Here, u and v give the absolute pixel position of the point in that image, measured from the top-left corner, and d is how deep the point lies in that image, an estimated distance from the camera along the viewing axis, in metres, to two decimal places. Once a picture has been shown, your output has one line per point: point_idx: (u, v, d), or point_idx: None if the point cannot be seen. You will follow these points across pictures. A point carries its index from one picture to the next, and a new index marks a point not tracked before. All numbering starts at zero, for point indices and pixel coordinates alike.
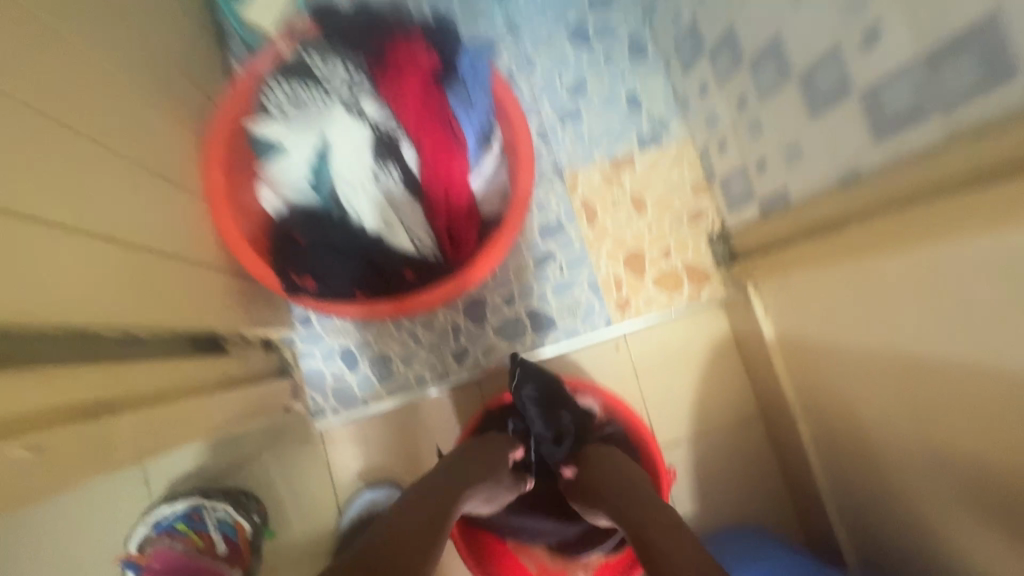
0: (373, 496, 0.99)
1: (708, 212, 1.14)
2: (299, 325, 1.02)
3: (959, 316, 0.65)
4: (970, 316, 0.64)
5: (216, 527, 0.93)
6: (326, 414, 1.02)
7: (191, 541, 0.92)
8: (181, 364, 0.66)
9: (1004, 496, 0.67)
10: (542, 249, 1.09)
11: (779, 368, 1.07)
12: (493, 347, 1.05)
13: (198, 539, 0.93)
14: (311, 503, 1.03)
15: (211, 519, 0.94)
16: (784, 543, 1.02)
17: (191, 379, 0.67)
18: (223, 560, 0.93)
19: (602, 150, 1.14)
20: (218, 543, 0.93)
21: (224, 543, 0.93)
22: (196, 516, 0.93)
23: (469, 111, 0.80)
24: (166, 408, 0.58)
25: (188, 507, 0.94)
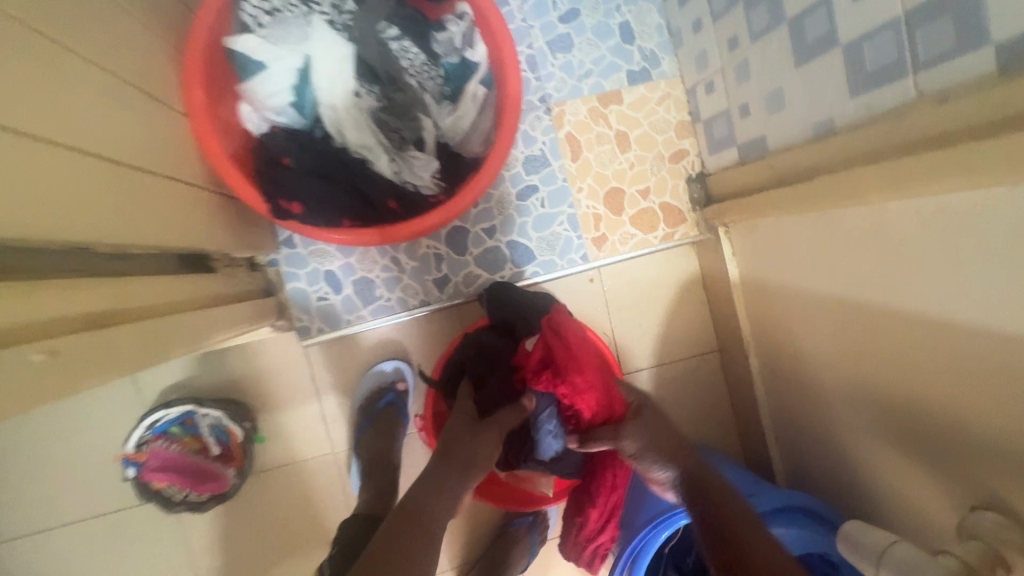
0: (381, 370, 1.10)
1: (689, 154, 1.16)
2: (283, 247, 1.04)
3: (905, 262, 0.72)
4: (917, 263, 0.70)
5: (206, 428, 1.00)
6: (311, 333, 1.08)
7: (187, 443, 0.99)
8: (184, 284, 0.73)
9: (911, 421, 0.79)
10: (525, 181, 1.11)
11: (739, 308, 1.16)
12: (473, 276, 1.09)
13: (193, 441, 1.00)
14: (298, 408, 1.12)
15: (204, 424, 1.00)
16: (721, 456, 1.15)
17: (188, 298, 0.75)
18: (217, 460, 1.01)
19: (591, 82, 1.13)
20: (212, 446, 1.00)
21: (217, 445, 1.01)
22: (188, 420, 1.00)
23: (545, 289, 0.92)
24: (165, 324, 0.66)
25: (178, 414, 0.99)
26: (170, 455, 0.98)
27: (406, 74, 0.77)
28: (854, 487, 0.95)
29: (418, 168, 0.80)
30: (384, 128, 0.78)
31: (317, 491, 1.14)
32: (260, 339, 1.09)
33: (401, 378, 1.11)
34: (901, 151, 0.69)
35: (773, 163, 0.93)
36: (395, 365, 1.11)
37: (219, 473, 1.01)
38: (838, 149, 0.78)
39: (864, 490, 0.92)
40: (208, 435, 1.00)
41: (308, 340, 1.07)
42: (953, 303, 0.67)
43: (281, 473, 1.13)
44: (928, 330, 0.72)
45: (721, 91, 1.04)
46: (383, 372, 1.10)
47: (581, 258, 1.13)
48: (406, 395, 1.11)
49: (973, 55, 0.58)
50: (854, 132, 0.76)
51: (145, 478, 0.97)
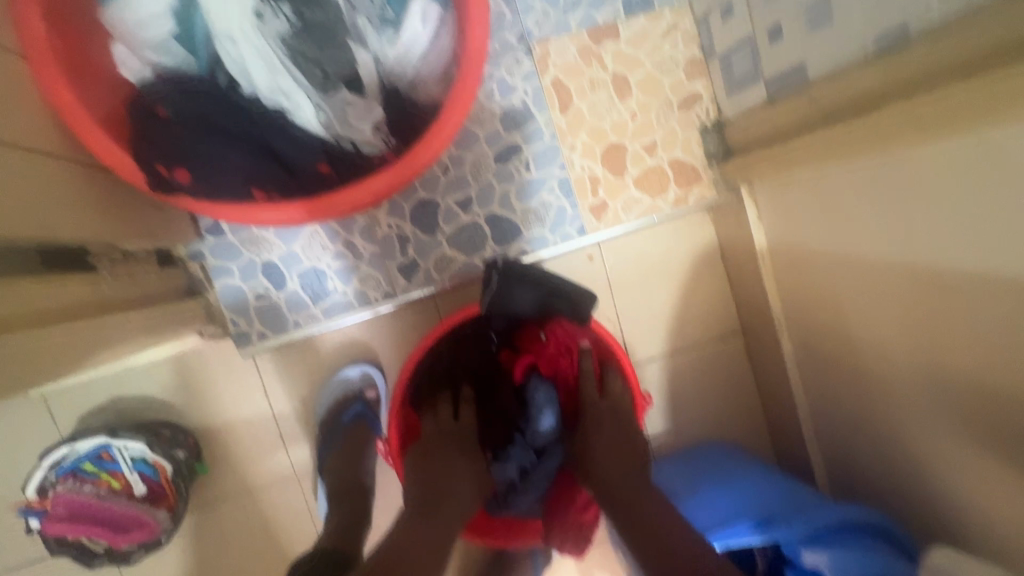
0: (346, 377, 0.90)
1: (702, 99, 0.96)
2: (208, 235, 0.84)
3: (1022, 213, 0.52)
4: None
5: (128, 466, 0.80)
6: (252, 340, 0.88)
7: (104, 483, 0.80)
8: (47, 288, 0.53)
9: (1007, 422, 0.61)
10: (504, 141, 0.90)
11: (768, 282, 0.96)
12: (447, 260, 0.90)
13: (112, 480, 0.81)
14: (245, 429, 0.93)
15: (124, 459, 0.81)
16: (753, 459, 0.97)
17: (58, 306, 0.54)
18: (144, 502, 0.82)
19: (580, 14, 0.92)
20: (137, 486, 0.81)
21: (142, 483, 0.82)
22: (104, 456, 0.80)
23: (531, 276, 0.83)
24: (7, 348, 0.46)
25: (90, 449, 0.80)
26: (83, 500, 0.79)
27: None
28: (924, 497, 0.77)
29: (354, 117, 0.61)
30: (300, 61, 0.58)
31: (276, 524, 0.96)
32: (192, 350, 0.89)
33: (371, 386, 0.91)
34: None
35: (817, 97, 0.73)
36: (364, 370, 0.91)
37: (149, 519, 0.82)
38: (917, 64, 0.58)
39: (940, 502, 0.75)
40: (131, 473, 0.81)
41: (249, 349, 0.87)
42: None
43: (231, 507, 0.94)
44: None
45: (742, 14, 0.84)
46: (349, 379, 0.91)
47: (577, 231, 0.93)
48: (379, 405, 0.93)
49: None
50: (942, 37, 0.56)
51: (51, 529, 0.78)
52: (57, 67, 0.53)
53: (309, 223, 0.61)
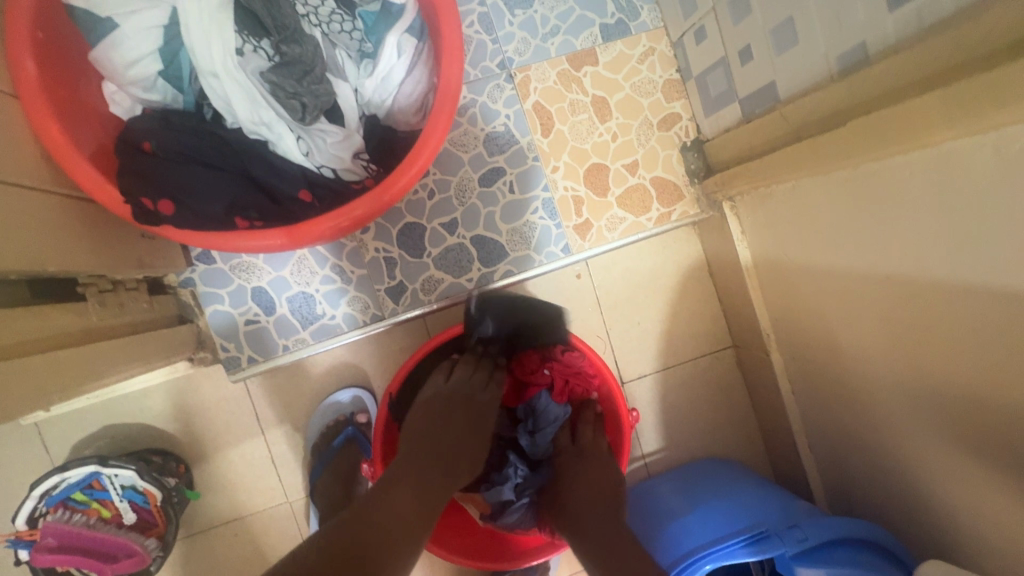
0: (337, 401, 0.91)
1: (681, 119, 0.98)
2: (198, 263, 0.86)
3: (986, 223, 0.53)
4: (1005, 222, 0.51)
5: (117, 494, 0.81)
6: (241, 365, 0.89)
7: (94, 511, 0.81)
8: (33, 320, 0.54)
9: (994, 430, 0.60)
10: (487, 164, 0.93)
11: (755, 296, 0.97)
12: (434, 281, 0.91)
13: (101, 509, 0.81)
14: (236, 455, 0.93)
15: (114, 487, 0.81)
16: (748, 475, 0.96)
17: (45, 335, 0.56)
18: (133, 530, 0.82)
19: (559, 40, 0.95)
20: (127, 513, 0.82)
21: (132, 511, 0.82)
22: (94, 485, 0.81)
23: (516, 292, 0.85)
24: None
25: (79, 478, 0.80)
26: (72, 529, 0.79)
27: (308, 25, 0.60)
28: (919, 511, 0.76)
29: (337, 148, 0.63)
30: (280, 95, 0.59)
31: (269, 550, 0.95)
32: (184, 376, 0.90)
33: (361, 410, 0.93)
34: (977, 69, 0.50)
35: (788, 114, 0.75)
36: (354, 393, 0.92)
37: (133, 550, 0.82)
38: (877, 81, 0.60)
39: (934, 515, 0.74)
40: (121, 502, 0.82)
41: (239, 374, 0.88)
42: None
43: (222, 534, 0.94)
44: (1019, 311, 0.53)
45: (714, 37, 0.86)
46: (340, 403, 0.92)
47: (562, 250, 0.95)
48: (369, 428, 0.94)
49: None
50: (899, 55, 0.58)
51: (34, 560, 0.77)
52: (49, 113, 0.56)
53: (291, 249, 0.62)
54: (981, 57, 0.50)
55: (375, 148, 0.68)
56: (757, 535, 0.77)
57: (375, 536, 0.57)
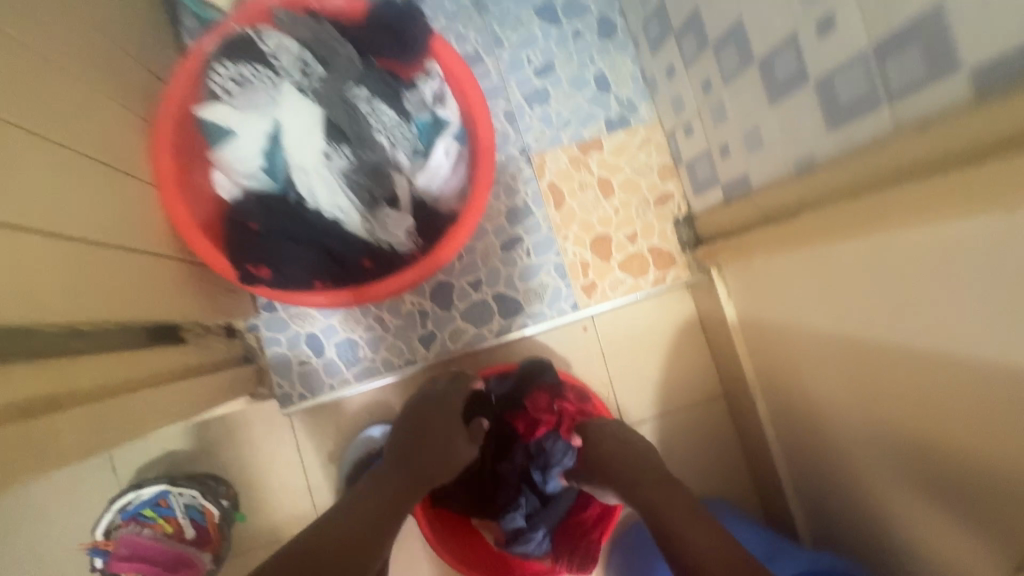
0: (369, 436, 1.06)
1: (674, 196, 1.15)
2: (263, 311, 1.02)
3: (910, 299, 0.67)
4: (923, 299, 0.65)
5: (181, 509, 0.94)
6: (292, 400, 1.03)
7: (159, 527, 0.93)
8: (159, 353, 0.68)
9: (933, 471, 0.72)
10: (508, 233, 1.09)
11: (741, 350, 1.10)
12: (460, 332, 1.06)
13: (166, 524, 0.93)
14: (280, 481, 1.05)
15: (178, 505, 0.94)
16: (739, 513, 1.06)
17: (167, 365, 0.69)
18: (192, 544, 0.94)
19: (571, 131, 1.13)
20: (188, 528, 0.94)
21: (191, 527, 0.94)
22: (163, 501, 0.94)
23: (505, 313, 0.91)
24: (144, 395, 0.60)
25: (152, 495, 0.93)
26: (143, 541, 0.90)
27: (376, 135, 0.77)
28: (886, 546, 0.86)
29: (394, 226, 0.79)
30: (353, 187, 0.77)
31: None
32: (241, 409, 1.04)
33: (390, 444, 1.07)
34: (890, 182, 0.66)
35: (759, 201, 0.91)
36: (384, 429, 1.07)
37: (194, 560, 0.94)
38: (822, 184, 0.76)
39: (898, 550, 0.83)
40: (184, 517, 0.94)
41: (289, 409, 1.02)
42: (959, 341, 0.62)
43: (262, 555, 1.04)
44: (936, 369, 0.66)
45: (700, 133, 1.04)
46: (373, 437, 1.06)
47: (571, 307, 1.09)
48: None
49: (948, 81, 0.56)
50: (837, 165, 0.74)
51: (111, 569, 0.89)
52: (181, 202, 0.74)
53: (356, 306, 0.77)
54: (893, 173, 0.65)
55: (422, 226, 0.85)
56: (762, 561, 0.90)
57: (354, 534, 0.66)
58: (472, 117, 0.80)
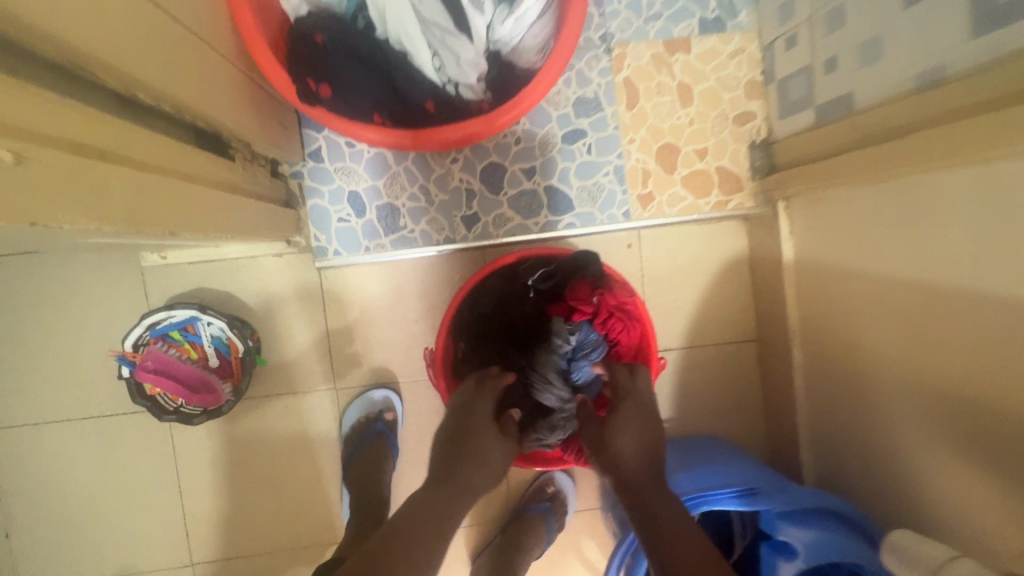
0: (369, 401, 1.10)
1: (756, 117, 1.06)
2: (309, 160, 0.97)
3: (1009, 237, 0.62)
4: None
5: (209, 337, 0.95)
6: (328, 256, 1.00)
7: (185, 351, 0.94)
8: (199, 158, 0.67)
9: (970, 419, 0.70)
10: (572, 125, 1.02)
11: (788, 292, 1.07)
12: (504, 219, 1.01)
13: (191, 350, 0.95)
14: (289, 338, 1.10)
15: (205, 333, 0.95)
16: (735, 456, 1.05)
17: (206, 172, 0.69)
18: (215, 373, 0.95)
19: (659, 26, 1.03)
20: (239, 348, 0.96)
21: (216, 357, 0.95)
22: (193, 329, 0.95)
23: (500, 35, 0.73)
24: (180, 186, 0.61)
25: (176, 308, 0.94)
26: (155, 355, 0.93)
27: None
28: (904, 500, 0.85)
29: (468, 65, 0.72)
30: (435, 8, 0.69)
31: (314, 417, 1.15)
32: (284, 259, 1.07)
33: (389, 409, 1.10)
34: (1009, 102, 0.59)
35: (860, 123, 0.82)
36: (383, 395, 1.10)
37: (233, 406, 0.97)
38: (945, 102, 0.68)
39: (908, 501, 0.83)
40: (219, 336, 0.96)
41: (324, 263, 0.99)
42: None
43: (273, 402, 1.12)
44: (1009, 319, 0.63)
45: (804, 46, 0.94)
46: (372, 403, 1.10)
47: (622, 214, 1.03)
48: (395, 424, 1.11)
49: None
50: (965, 80, 0.65)
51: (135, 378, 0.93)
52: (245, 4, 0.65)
53: (410, 149, 0.73)
54: (1015, 93, 0.59)
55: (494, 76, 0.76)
56: (747, 491, 0.86)
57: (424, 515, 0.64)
58: None
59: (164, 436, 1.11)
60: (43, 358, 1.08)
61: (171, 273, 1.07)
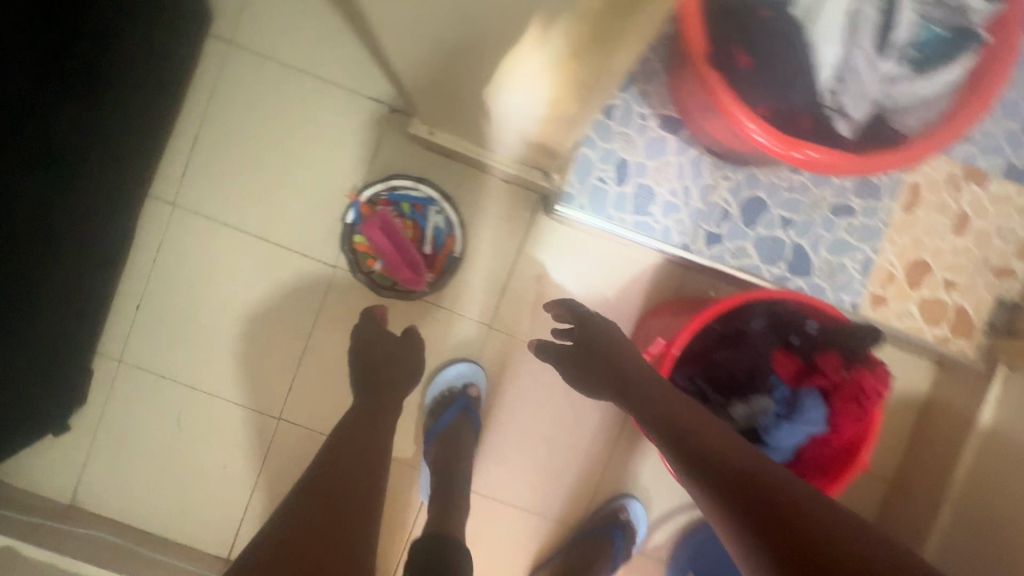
0: (455, 376, 1.12)
1: (1015, 277, 1.03)
2: (602, 112, 0.97)
3: None
4: None
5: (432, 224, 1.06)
6: (570, 205, 0.98)
7: (408, 225, 1.06)
8: None
9: None
10: (847, 200, 1.00)
11: (967, 453, 1.02)
12: (744, 253, 0.99)
13: (412, 227, 1.06)
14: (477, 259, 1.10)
15: (430, 221, 1.07)
16: None
17: None
18: (424, 257, 1.07)
19: (968, 149, 1.02)
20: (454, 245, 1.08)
21: (430, 245, 1.07)
22: (422, 212, 1.07)
23: (894, 90, 0.72)
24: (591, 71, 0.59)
25: (419, 186, 1.07)
26: (383, 217, 1.04)
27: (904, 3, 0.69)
28: None
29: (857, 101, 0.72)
30: (863, 36, 0.70)
31: (454, 342, 1.14)
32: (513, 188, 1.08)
33: (474, 384, 1.12)
34: None
35: None
36: (470, 370, 1.12)
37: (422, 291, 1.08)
38: None
39: None
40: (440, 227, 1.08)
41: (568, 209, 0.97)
42: None
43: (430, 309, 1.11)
44: None
45: None
46: (458, 376, 1.12)
47: (851, 303, 1.01)
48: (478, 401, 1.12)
49: None
50: None
51: (358, 228, 1.04)
52: None
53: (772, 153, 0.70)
54: None
55: (869, 123, 0.73)
56: None
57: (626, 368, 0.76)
58: (998, 66, 0.69)
59: (319, 289, 1.12)
60: (260, 166, 1.10)
61: (413, 151, 1.09)
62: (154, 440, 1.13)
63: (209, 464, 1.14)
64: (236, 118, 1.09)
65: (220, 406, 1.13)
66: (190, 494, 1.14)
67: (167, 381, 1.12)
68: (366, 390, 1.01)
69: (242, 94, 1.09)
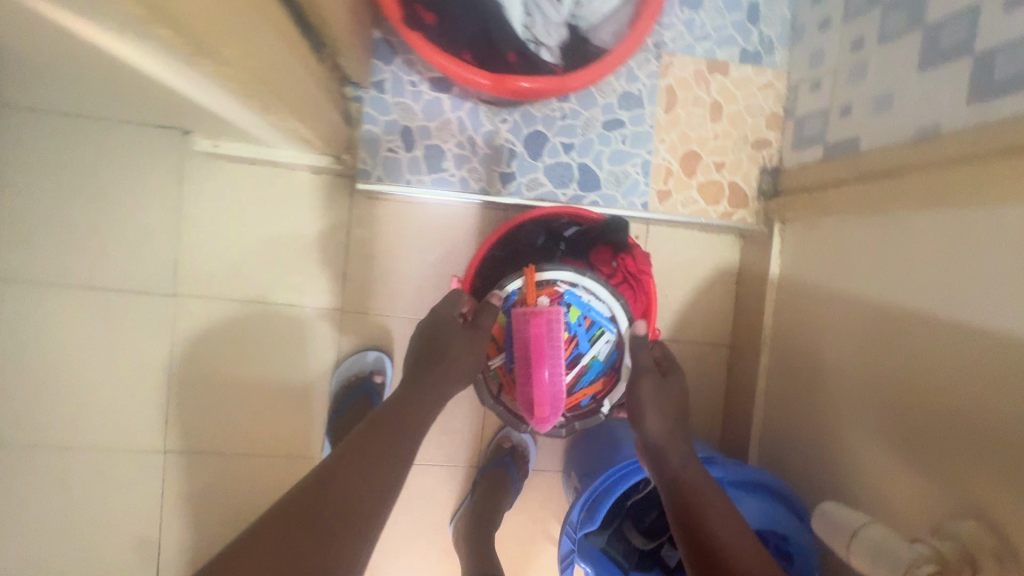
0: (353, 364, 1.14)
1: (771, 146, 1.19)
2: (372, 88, 1.04)
3: (980, 254, 0.74)
4: (991, 256, 0.72)
5: (601, 362, 0.94)
6: (369, 180, 1.06)
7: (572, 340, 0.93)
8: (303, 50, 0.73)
9: (914, 419, 0.82)
10: (614, 114, 1.12)
11: (768, 302, 1.19)
12: (537, 183, 1.10)
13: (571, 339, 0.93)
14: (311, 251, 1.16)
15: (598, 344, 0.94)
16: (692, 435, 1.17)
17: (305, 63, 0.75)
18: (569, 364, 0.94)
19: (706, 46, 1.16)
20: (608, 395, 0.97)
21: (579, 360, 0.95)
22: (592, 337, 0.94)
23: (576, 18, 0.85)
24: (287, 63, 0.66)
25: (610, 312, 0.92)
26: (561, 321, 0.86)
27: None
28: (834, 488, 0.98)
29: (551, 35, 0.83)
30: None
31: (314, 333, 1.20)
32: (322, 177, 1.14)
33: (377, 370, 1.15)
34: (993, 156, 0.73)
35: (864, 162, 0.96)
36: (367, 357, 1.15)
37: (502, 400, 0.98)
38: (940, 152, 0.82)
39: (841, 489, 0.97)
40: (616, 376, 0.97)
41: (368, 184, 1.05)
42: (988, 313, 0.72)
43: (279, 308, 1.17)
44: (953, 339, 0.76)
45: (826, 91, 1.07)
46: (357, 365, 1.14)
47: (641, 203, 1.14)
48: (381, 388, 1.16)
49: None
50: (960, 137, 0.79)
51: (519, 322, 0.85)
52: None
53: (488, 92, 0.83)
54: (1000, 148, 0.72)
55: (570, 51, 0.87)
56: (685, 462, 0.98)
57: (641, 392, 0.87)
58: None
59: (166, 319, 1.15)
60: (70, 219, 1.10)
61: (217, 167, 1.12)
62: (48, 510, 1.14)
63: (111, 516, 1.16)
64: (29, 180, 1.09)
65: (104, 458, 1.15)
66: (100, 548, 1.16)
67: (41, 448, 1.13)
68: (414, 378, 0.81)
69: (25, 153, 1.08)
